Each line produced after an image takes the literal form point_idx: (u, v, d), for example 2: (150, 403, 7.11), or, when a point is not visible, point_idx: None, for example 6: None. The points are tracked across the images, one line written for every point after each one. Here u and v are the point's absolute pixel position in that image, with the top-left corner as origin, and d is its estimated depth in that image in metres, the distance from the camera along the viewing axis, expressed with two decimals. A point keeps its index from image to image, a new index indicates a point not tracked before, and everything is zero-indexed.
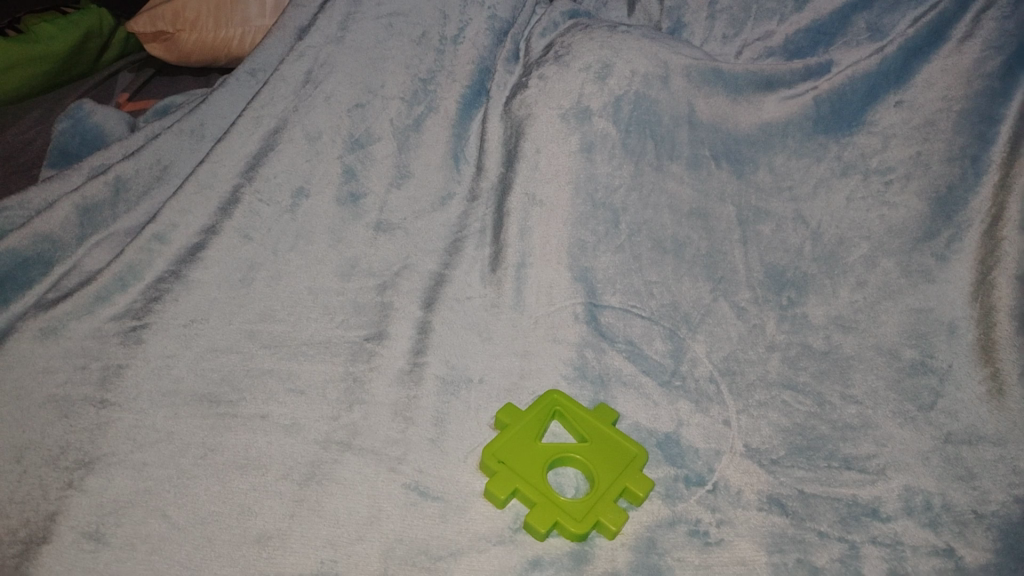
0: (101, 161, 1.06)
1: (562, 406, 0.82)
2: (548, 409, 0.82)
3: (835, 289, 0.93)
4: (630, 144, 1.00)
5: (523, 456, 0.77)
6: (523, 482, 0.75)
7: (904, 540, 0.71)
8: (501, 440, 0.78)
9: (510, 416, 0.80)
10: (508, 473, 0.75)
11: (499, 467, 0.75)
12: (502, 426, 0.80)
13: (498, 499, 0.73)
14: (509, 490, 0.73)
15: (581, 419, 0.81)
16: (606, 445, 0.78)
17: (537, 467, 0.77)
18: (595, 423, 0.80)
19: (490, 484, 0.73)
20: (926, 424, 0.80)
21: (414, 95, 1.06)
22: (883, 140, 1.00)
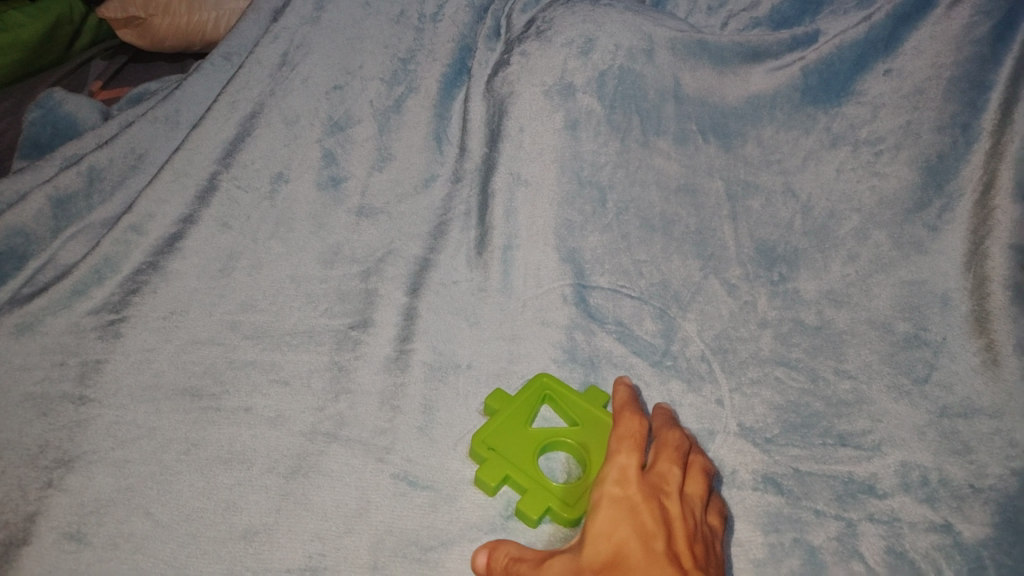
0: (74, 151, 1.03)
1: (553, 388, 0.81)
2: (538, 393, 0.80)
3: (827, 263, 0.92)
4: (615, 119, 0.98)
5: (514, 443, 0.76)
6: (514, 469, 0.73)
7: (901, 517, 0.70)
8: (490, 425, 0.76)
9: (498, 401, 0.79)
10: (498, 460, 0.73)
11: (489, 454, 0.74)
12: (491, 412, 0.79)
13: (488, 487, 0.72)
14: (500, 477, 0.72)
15: (574, 402, 0.79)
16: (599, 429, 0.77)
17: (528, 453, 0.75)
18: (588, 406, 0.79)
19: (480, 471, 0.72)
20: (920, 398, 0.79)
21: (393, 76, 1.04)
22: (872, 110, 0.98)
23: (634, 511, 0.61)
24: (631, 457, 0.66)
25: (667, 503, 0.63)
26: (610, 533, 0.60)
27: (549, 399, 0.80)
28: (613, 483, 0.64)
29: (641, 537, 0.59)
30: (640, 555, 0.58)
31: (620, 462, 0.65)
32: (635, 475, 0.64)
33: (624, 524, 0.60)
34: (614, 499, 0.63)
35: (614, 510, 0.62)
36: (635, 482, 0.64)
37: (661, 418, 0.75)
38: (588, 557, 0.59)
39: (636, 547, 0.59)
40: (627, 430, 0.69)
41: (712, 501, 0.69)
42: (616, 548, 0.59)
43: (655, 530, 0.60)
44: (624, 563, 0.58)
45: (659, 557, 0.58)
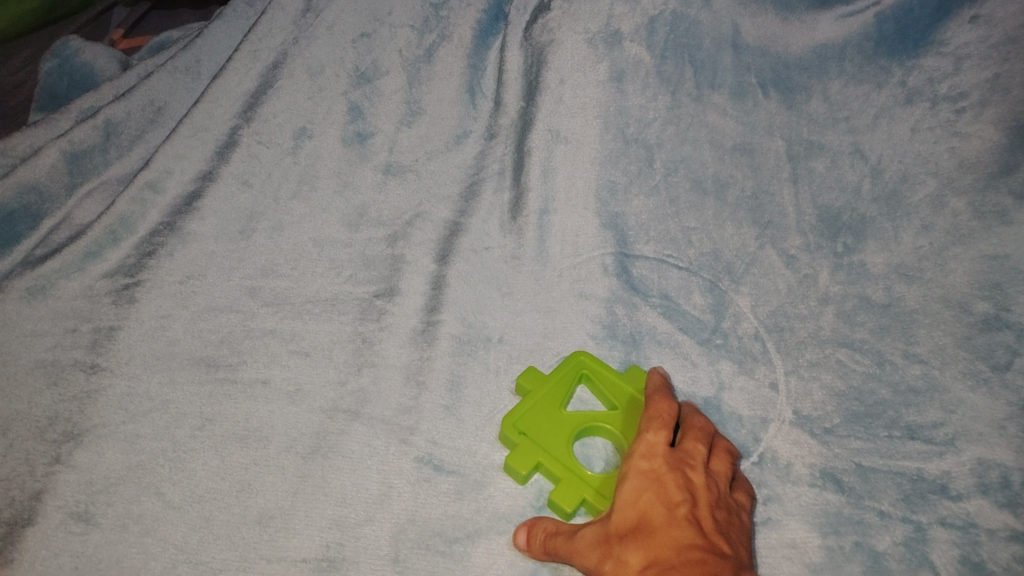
0: (91, 103, 0.97)
1: (591, 368, 0.75)
2: (575, 372, 0.74)
3: (897, 233, 0.82)
4: (665, 71, 0.90)
5: (547, 426, 0.70)
6: (548, 455, 0.68)
7: (978, 523, 0.63)
8: (522, 407, 0.71)
9: (532, 380, 0.73)
10: (530, 446, 0.68)
11: (521, 438, 0.69)
12: (523, 392, 0.73)
13: (520, 475, 0.67)
14: (531, 464, 0.67)
15: (614, 385, 0.73)
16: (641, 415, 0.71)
17: (564, 438, 0.70)
18: (630, 390, 0.72)
19: (511, 458, 0.67)
20: (1001, 388, 0.71)
21: (424, 23, 0.94)
22: (954, 62, 0.88)
23: (660, 480, 0.57)
24: (660, 434, 0.60)
25: (691, 473, 0.58)
26: (634, 501, 0.56)
27: (588, 379, 0.74)
28: (640, 456, 0.59)
29: (666, 505, 0.55)
30: (662, 520, 0.54)
31: (648, 438, 0.60)
32: (663, 448, 0.59)
33: (650, 492, 0.56)
34: (642, 468, 0.58)
35: (639, 479, 0.57)
36: (662, 456, 0.59)
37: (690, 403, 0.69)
38: (614, 524, 0.55)
39: (661, 513, 0.55)
40: (655, 411, 0.63)
41: (738, 480, 0.64)
42: (641, 516, 0.55)
43: (681, 497, 0.56)
44: (649, 528, 0.54)
45: (682, 522, 0.54)
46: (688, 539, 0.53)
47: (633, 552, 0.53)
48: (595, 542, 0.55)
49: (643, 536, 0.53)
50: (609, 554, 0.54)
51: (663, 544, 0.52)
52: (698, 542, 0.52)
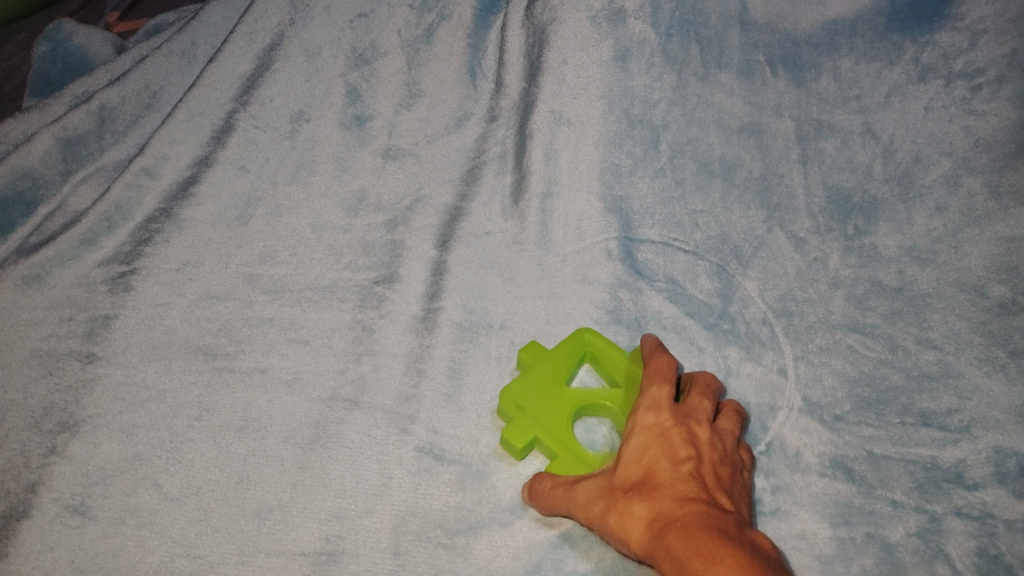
0: (84, 88, 0.95)
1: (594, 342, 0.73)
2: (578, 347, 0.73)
3: (910, 215, 0.80)
4: (671, 49, 0.89)
5: (547, 401, 0.69)
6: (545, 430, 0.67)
7: (996, 514, 0.62)
8: (521, 382, 0.70)
9: (531, 356, 0.72)
10: (527, 420, 0.67)
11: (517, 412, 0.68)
12: (525, 367, 0.72)
13: (515, 449, 0.66)
14: (527, 439, 0.66)
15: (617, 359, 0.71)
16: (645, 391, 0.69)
17: (563, 413, 0.68)
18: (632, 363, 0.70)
19: (507, 432, 0.66)
20: (1018, 373, 0.69)
21: (424, 2, 0.93)
22: (970, 37, 0.85)
23: (664, 435, 0.58)
24: (663, 388, 0.62)
25: (695, 428, 0.59)
26: (639, 456, 0.58)
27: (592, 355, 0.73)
28: (645, 410, 0.60)
29: (671, 460, 0.57)
30: (667, 475, 0.55)
31: (652, 392, 0.61)
32: (668, 402, 0.61)
33: (655, 448, 0.58)
34: (647, 424, 0.59)
35: (643, 434, 0.59)
36: (667, 410, 0.60)
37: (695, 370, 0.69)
38: (618, 479, 0.57)
39: (665, 467, 0.56)
40: (657, 366, 0.64)
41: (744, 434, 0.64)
42: (646, 471, 0.57)
43: (686, 452, 0.57)
44: (654, 483, 0.55)
45: (688, 477, 0.55)
46: (692, 494, 0.53)
47: (636, 505, 0.54)
48: (600, 495, 0.57)
49: (647, 491, 0.55)
50: (613, 507, 0.55)
51: (665, 497, 0.54)
52: (701, 496, 0.53)
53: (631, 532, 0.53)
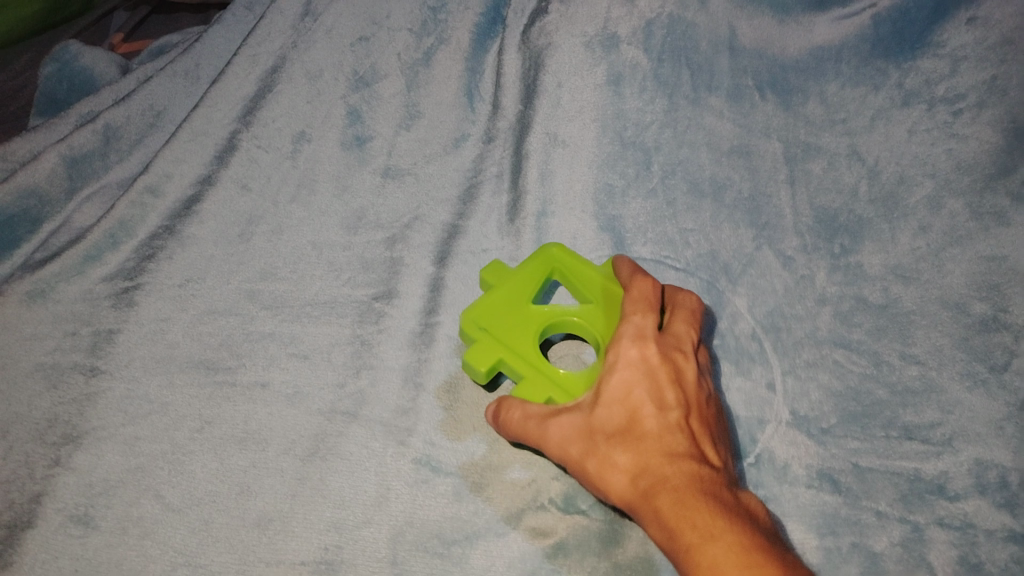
0: (91, 107, 0.97)
1: (557, 256, 0.79)
2: (543, 262, 0.79)
3: (894, 235, 0.82)
4: (662, 73, 0.92)
5: (511, 318, 0.74)
6: (510, 347, 0.72)
7: (976, 523, 0.64)
8: (483, 303, 0.75)
9: (496, 278, 0.78)
10: (490, 340, 0.72)
11: (480, 333, 0.73)
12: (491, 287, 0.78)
13: (478, 371, 0.70)
14: (491, 360, 0.70)
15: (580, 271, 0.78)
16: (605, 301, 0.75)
17: (527, 329, 0.74)
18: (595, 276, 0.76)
19: (469, 356, 0.70)
20: (999, 388, 0.71)
21: (422, 27, 0.96)
22: (951, 63, 0.88)
23: (650, 372, 0.60)
24: (647, 318, 0.64)
25: (678, 363, 0.62)
26: (623, 392, 0.59)
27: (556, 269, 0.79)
28: (631, 341, 0.62)
29: (656, 400, 0.59)
30: (652, 424, 0.58)
31: (636, 322, 0.63)
32: (652, 333, 0.63)
33: (642, 385, 0.59)
34: (632, 358, 0.61)
35: (628, 367, 0.60)
36: (653, 341, 0.62)
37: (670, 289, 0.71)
38: (598, 419, 0.59)
39: (650, 408, 0.59)
40: (640, 294, 0.66)
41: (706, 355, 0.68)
42: (629, 409, 0.59)
43: (669, 392, 0.60)
44: (637, 426, 0.58)
45: (671, 425, 0.58)
46: (680, 447, 0.57)
47: (622, 456, 0.57)
48: (580, 435, 0.59)
49: (632, 440, 0.57)
50: (595, 452, 0.58)
51: (651, 451, 0.56)
52: (686, 450, 0.57)
53: (613, 481, 0.57)
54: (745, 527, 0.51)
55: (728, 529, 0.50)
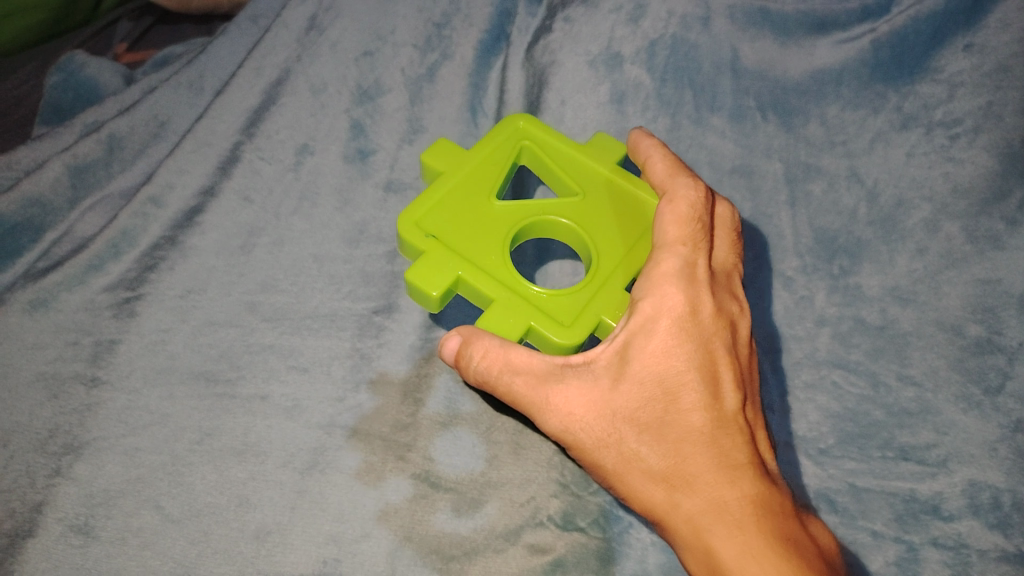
0: (95, 117, 0.96)
1: (527, 130, 0.84)
2: (514, 134, 0.84)
3: (892, 256, 0.83)
4: (665, 93, 0.93)
5: (469, 212, 0.77)
6: (474, 248, 0.74)
7: (969, 543, 0.68)
8: (433, 208, 0.76)
9: (456, 163, 0.79)
10: (440, 251, 0.73)
11: (427, 241, 0.73)
12: (448, 173, 0.79)
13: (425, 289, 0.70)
14: (445, 275, 0.71)
15: (552, 146, 0.84)
16: (592, 191, 0.81)
17: (493, 224, 0.76)
18: (572, 153, 0.83)
19: (413, 276, 0.70)
20: (992, 410, 0.74)
21: (427, 42, 0.97)
22: (948, 89, 0.89)
23: (696, 339, 0.62)
24: (698, 255, 0.66)
25: (715, 322, 0.64)
26: (658, 366, 0.61)
27: (524, 144, 0.83)
28: (680, 287, 0.64)
29: (702, 380, 0.61)
30: (697, 418, 0.60)
31: (686, 260, 0.65)
32: (703, 277, 0.65)
33: (679, 355, 0.61)
34: (669, 321, 0.62)
35: (669, 330, 0.62)
36: (704, 284, 0.65)
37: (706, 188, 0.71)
38: (628, 404, 0.60)
39: (687, 388, 0.61)
40: (687, 213, 0.68)
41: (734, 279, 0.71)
42: (665, 388, 0.61)
43: (716, 363, 0.63)
44: (675, 421, 0.60)
45: (717, 414, 0.61)
46: (729, 448, 0.60)
47: (656, 457, 0.60)
48: (604, 421, 0.61)
49: (665, 440, 0.60)
50: (620, 447, 0.60)
51: (694, 459, 0.59)
52: (732, 451, 0.60)
53: (645, 482, 0.60)
54: (793, 551, 0.56)
55: (776, 556, 0.56)
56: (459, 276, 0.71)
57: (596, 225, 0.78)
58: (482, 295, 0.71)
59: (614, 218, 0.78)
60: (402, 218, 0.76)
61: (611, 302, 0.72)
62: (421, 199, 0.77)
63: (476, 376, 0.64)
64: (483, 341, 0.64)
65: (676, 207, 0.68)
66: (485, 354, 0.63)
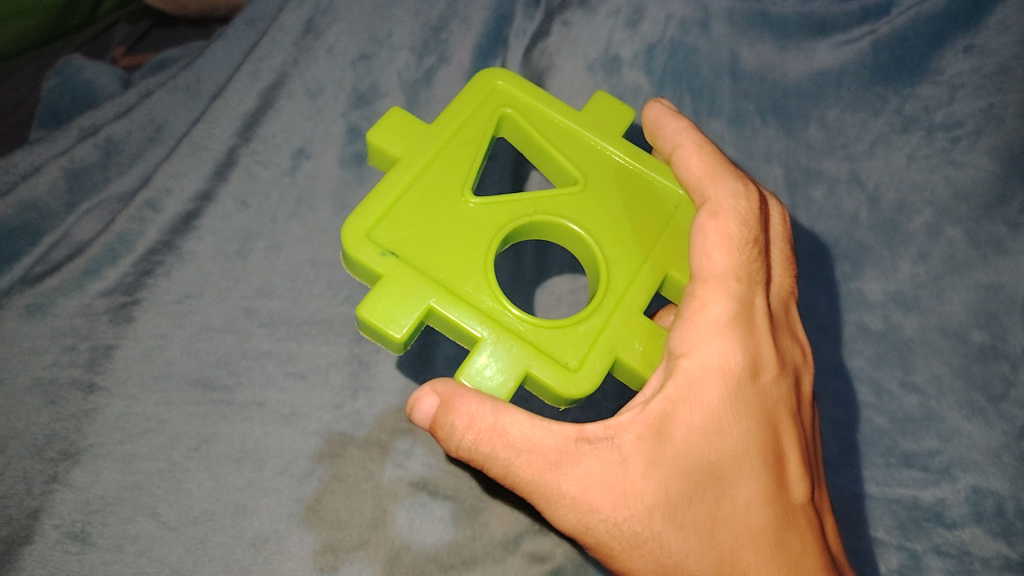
0: (91, 121, 0.94)
1: (505, 90, 0.80)
2: (492, 95, 0.80)
3: (894, 261, 0.83)
4: (665, 96, 0.93)
5: (444, 210, 0.71)
6: (453, 256, 0.69)
7: (972, 551, 0.70)
8: (394, 219, 0.70)
9: (419, 149, 0.74)
10: (405, 271, 0.67)
11: (383, 257, 0.68)
12: (415, 156, 0.74)
13: (385, 325, 0.65)
14: (414, 302, 0.66)
15: (535, 109, 0.80)
16: (593, 171, 0.77)
17: (473, 224, 0.71)
18: (560, 122, 0.80)
19: (373, 316, 0.65)
20: (996, 417, 0.75)
21: (424, 45, 0.96)
22: (949, 91, 0.89)
23: (755, 414, 0.61)
24: (761, 298, 0.65)
25: (769, 382, 0.63)
26: (706, 447, 0.59)
27: (505, 112, 0.79)
28: (734, 344, 0.62)
29: (762, 466, 0.61)
30: (757, 515, 0.60)
31: (742, 307, 0.63)
32: (762, 327, 0.64)
33: (730, 433, 0.60)
34: (720, 388, 0.61)
35: (722, 404, 0.60)
36: (763, 334, 0.64)
37: (753, 202, 0.67)
38: (674, 494, 0.58)
39: (744, 476, 0.60)
40: (744, 247, 0.65)
41: (790, 304, 0.71)
42: (719, 476, 0.60)
43: (780, 439, 0.62)
44: (729, 517, 0.59)
45: (780, 506, 0.61)
46: (795, 545, 0.60)
47: (703, 562, 0.58)
48: (646, 515, 0.58)
49: (721, 539, 0.59)
50: (655, 547, 0.58)
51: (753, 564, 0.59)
52: (796, 548, 0.60)
53: None
54: None
55: None
56: (432, 304, 0.66)
57: (595, 211, 0.75)
58: (461, 327, 0.66)
59: (616, 201, 0.76)
60: (350, 230, 0.69)
61: (627, 326, 0.69)
62: (373, 203, 0.70)
63: (462, 450, 0.60)
64: (463, 407, 0.59)
65: (722, 232, 0.66)
66: (471, 425, 0.59)
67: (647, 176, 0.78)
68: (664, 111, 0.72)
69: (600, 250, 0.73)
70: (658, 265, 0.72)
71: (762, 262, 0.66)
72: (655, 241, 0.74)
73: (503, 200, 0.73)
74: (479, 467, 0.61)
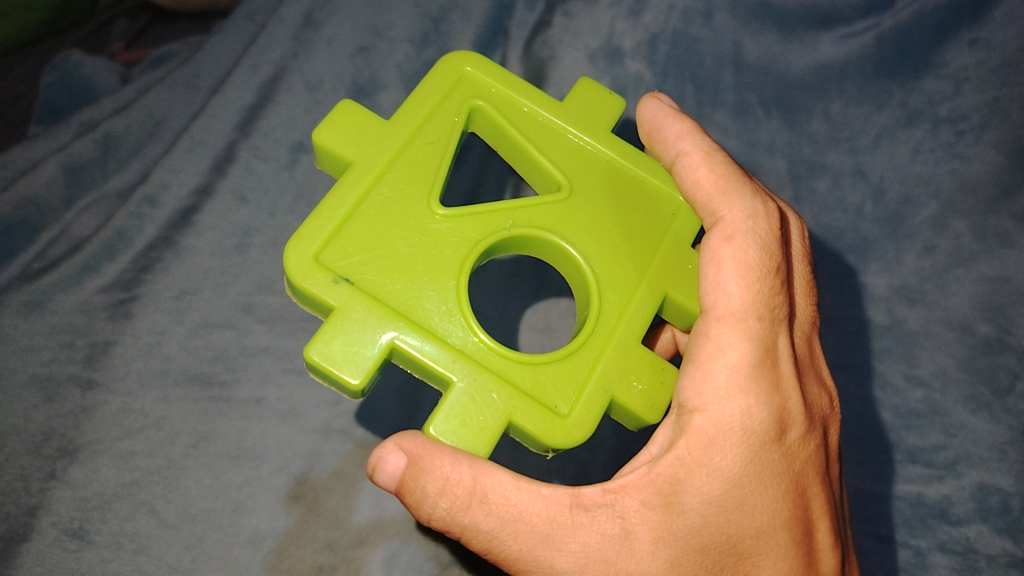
0: (89, 116, 0.93)
1: (474, 77, 0.74)
2: (461, 82, 0.73)
3: (898, 255, 0.83)
4: (666, 89, 0.92)
5: (410, 225, 0.65)
6: (419, 275, 0.64)
7: (977, 548, 0.70)
8: (349, 237, 0.64)
9: (373, 152, 0.67)
10: (366, 301, 0.61)
11: (337, 286, 0.61)
12: (369, 161, 0.67)
13: (338, 369, 0.59)
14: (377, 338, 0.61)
15: (507, 101, 0.74)
16: (579, 174, 0.72)
17: (445, 241, 0.65)
18: (540, 115, 0.74)
19: (325, 360, 0.59)
20: (1002, 411, 0.74)
21: (423, 39, 0.95)
22: (953, 85, 0.88)
23: (778, 482, 0.59)
24: (785, 340, 0.62)
25: (795, 441, 0.61)
26: (725, 522, 0.57)
27: (477, 105, 0.73)
28: (756, 400, 0.59)
29: (786, 538, 0.59)
30: None
31: (761, 356, 0.60)
32: (785, 380, 0.61)
33: (754, 506, 0.58)
34: (739, 451, 0.58)
35: (743, 471, 0.58)
36: (787, 389, 0.61)
37: (771, 221, 0.66)
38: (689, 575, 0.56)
39: (766, 553, 0.58)
40: (765, 288, 0.63)
41: (813, 337, 0.68)
42: (739, 553, 0.58)
43: (807, 505, 0.61)
44: None
45: None
46: None
47: None
48: None
49: None
50: None
51: None
52: None
53: None
54: None
55: None
56: (395, 342, 0.61)
57: (584, 224, 0.69)
58: (432, 367, 0.61)
59: (608, 212, 0.70)
60: (297, 253, 0.62)
61: (624, 362, 0.65)
62: (320, 220, 0.64)
63: (435, 518, 0.57)
64: (437, 470, 0.55)
65: (739, 258, 0.64)
66: (444, 492, 0.55)
67: (642, 178, 0.73)
68: (663, 109, 0.74)
69: (591, 272, 0.68)
70: (659, 285, 0.69)
71: (784, 297, 0.64)
72: (652, 259, 0.70)
73: (474, 212, 0.67)
74: (454, 537, 0.58)
